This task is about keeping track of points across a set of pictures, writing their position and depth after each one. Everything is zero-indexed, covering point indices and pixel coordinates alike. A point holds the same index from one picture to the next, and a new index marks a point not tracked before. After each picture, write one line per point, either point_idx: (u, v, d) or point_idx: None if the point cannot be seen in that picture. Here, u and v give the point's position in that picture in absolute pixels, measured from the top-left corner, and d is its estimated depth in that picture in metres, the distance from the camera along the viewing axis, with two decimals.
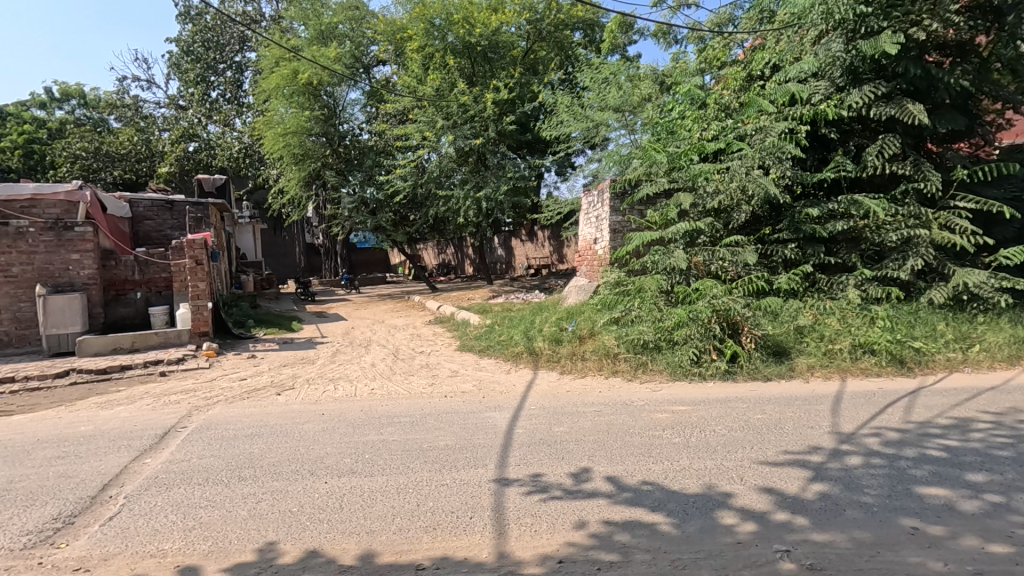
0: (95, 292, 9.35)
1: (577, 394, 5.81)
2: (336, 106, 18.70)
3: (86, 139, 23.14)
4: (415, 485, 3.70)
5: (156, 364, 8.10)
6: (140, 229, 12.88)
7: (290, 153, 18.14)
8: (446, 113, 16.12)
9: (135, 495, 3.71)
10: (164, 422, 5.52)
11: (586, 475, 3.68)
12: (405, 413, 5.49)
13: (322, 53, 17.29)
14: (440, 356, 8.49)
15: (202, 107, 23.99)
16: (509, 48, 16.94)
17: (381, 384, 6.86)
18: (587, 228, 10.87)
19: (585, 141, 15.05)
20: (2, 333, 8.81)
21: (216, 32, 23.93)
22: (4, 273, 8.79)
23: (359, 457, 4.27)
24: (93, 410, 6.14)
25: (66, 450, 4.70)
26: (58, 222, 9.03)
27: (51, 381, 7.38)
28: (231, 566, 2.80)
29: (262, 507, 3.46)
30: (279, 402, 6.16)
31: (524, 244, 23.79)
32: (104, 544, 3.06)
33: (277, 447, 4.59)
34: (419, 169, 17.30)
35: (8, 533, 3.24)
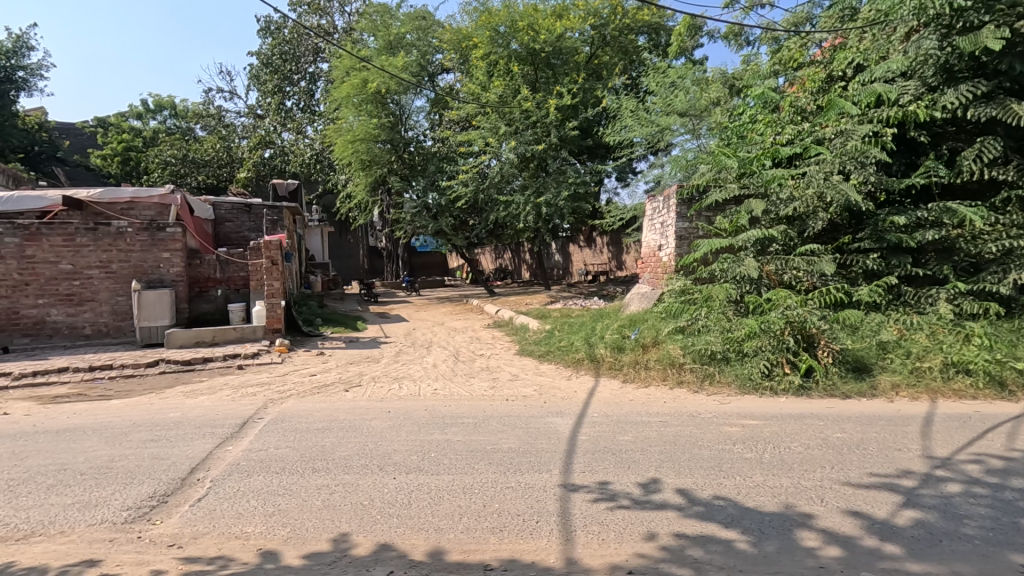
0: (182, 288, 10.05)
1: (640, 404, 5.71)
2: (402, 114, 19.35)
3: (175, 147, 24.98)
4: (482, 485, 3.74)
5: (235, 358, 8.59)
6: (221, 231, 13.75)
7: (358, 160, 18.86)
8: (508, 120, 16.26)
9: (220, 480, 3.94)
10: (243, 412, 5.84)
11: (654, 486, 3.60)
12: (468, 414, 5.56)
13: (391, 62, 17.85)
14: (499, 359, 8.56)
15: (278, 116, 25.42)
16: (572, 53, 16.94)
17: (444, 385, 6.99)
18: (651, 235, 10.69)
19: (648, 146, 14.84)
20: (102, 324, 9.59)
21: (293, 45, 25.17)
22: (105, 269, 9.56)
23: (425, 455, 4.36)
24: (180, 398, 6.58)
25: (158, 434, 5.05)
26: (152, 223, 9.75)
27: (143, 370, 7.99)
28: (308, 554, 2.91)
29: (335, 498, 3.60)
30: (347, 399, 6.39)
31: (581, 250, 23.69)
32: (194, 524, 3.27)
33: (347, 442, 4.75)
34: (480, 175, 17.61)
35: (112, 507, 3.53)
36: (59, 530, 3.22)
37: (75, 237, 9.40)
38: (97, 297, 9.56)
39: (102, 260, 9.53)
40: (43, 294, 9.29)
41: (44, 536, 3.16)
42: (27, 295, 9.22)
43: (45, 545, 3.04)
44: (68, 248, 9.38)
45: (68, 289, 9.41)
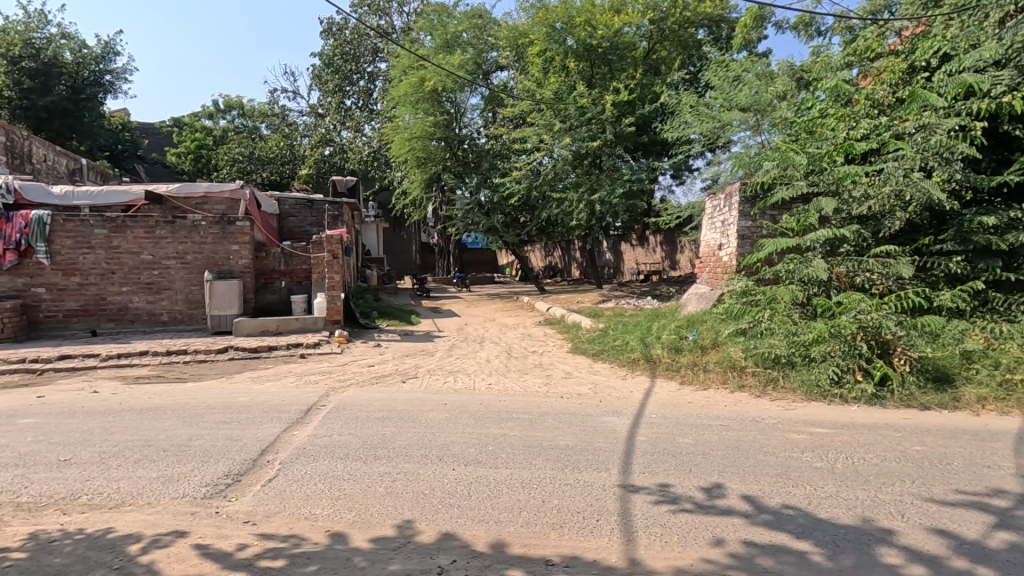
0: (249, 279, 10.55)
1: (699, 406, 5.56)
2: (457, 112, 19.56)
3: (243, 145, 26.22)
4: (540, 481, 3.74)
5: (297, 347, 8.95)
6: (285, 225, 14.33)
7: (414, 157, 19.27)
8: (564, 116, 16.22)
9: (288, 462, 4.12)
10: (307, 399, 6.09)
11: (719, 491, 3.49)
12: (523, 410, 5.57)
13: (447, 61, 18.10)
14: (553, 357, 8.55)
15: (337, 115, 26.25)
16: (630, 49, 16.63)
17: (498, 380, 7.04)
18: (710, 233, 10.39)
19: (707, 143, 14.43)
20: (177, 312, 10.20)
21: (353, 45, 25.88)
22: (181, 260, 10.16)
23: (483, 448, 4.40)
24: (248, 384, 6.92)
25: (230, 417, 5.32)
26: (223, 217, 10.28)
27: (214, 356, 8.44)
28: (374, 538, 3.00)
29: (397, 486, 3.69)
30: (405, 390, 6.54)
31: (633, 248, 23.31)
32: (266, 503, 3.43)
33: (406, 431, 4.86)
34: (533, 172, 17.60)
35: (192, 483, 3.74)
36: (146, 501, 3.45)
37: (155, 230, 10.02)
38: (173, 286, 10.17)
39: (178, 251, 10.13)
40: (126, 282, 9.96)
41: (135, 506, 3.39)
42: (112, 283, 9.89)
43: (135, 514, 3.27)
44: (149, 240, 10.01)
45: (148, 278, 10.04)
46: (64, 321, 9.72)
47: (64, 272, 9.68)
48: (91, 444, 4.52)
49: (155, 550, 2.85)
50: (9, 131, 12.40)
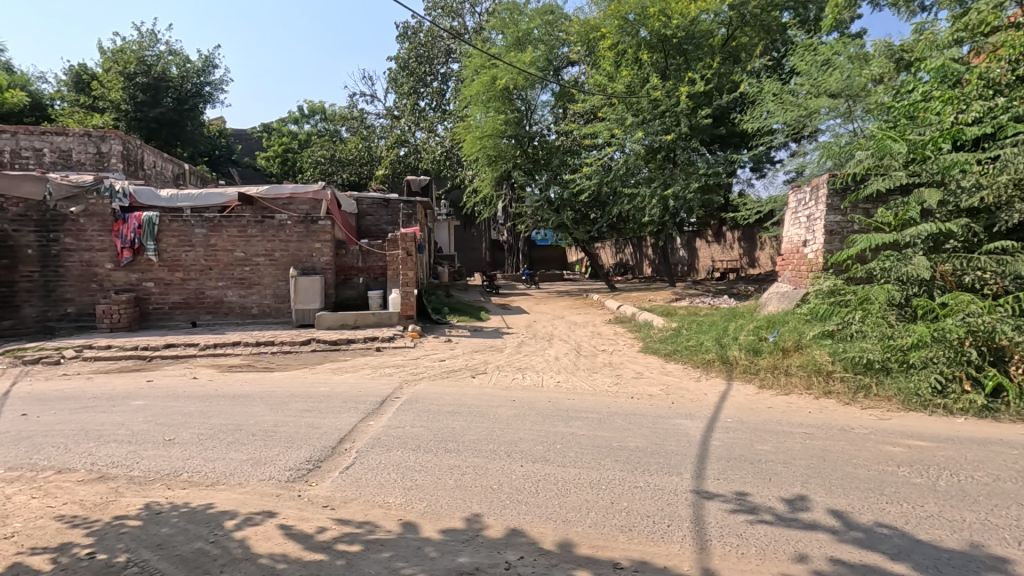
0: (330, 275, 11.13)
1: (780, 412, 5.26)
2: (528, 109, 19.61)
3: (325, 148, 27.60)
4: (609, 482, 3.68)
5: (374, 340, 9.33)
6: (363, 224, 14.97)
7: (485, 155, 19.58)
8: (636, 110, 15.82)
9: (364, 451, 4.30)
10: (382, 391, 6.32)
11: (802, 504, 3.29)
12: (592, 409, 5.51)
13: (519, 58, 18.27)
14: (622, 356, 8.39)
15: (412, 116, 27.09)
16: (707, 37, 16.03)
17: (567, 378, 7.00)
18: (793, 229, 9.82)
19: (790, 133, 13.63)
20: (266, 306, 10.93)
21: (427, 48, 26.62)
22: (269, 257, 10.88)
23: (551, 446, 4.38)
24: (328, 375, 7.29)
25: (312, 406, 5.63)
26: (307, 217, 10.90)
27: (298, 347, 8.96)
28: (444, 529, 3.07)
29: (466, 479, 3.76)
30: (474, 385, 6.66)
31: (709, 245, 22.47)
32: (344, 489, 3.60)
33: (476, 426, 4.94)
34: (604, 168, 17.34)
35: (277, 467, 4.00)
36: (238, 482, 3.72)
37: (247, 229, 10.77)
38: (262, 282, 10.90)
39: (267, 249, 10.85)
40: (222, 278, 10.78)
41: (228, 485, 3.67)
42: (210, 279, 10.74)
43: (229, 493, 3.53)
44: (241, 239, 10.78)
45: (240, 274, 10.82)
46: (169, 313, 10.66)
47: (170, 268, 10.61)
48: (191, 426, 4.93)
49: (246, 527, 3.06)
50: (125, 140, 13.70)
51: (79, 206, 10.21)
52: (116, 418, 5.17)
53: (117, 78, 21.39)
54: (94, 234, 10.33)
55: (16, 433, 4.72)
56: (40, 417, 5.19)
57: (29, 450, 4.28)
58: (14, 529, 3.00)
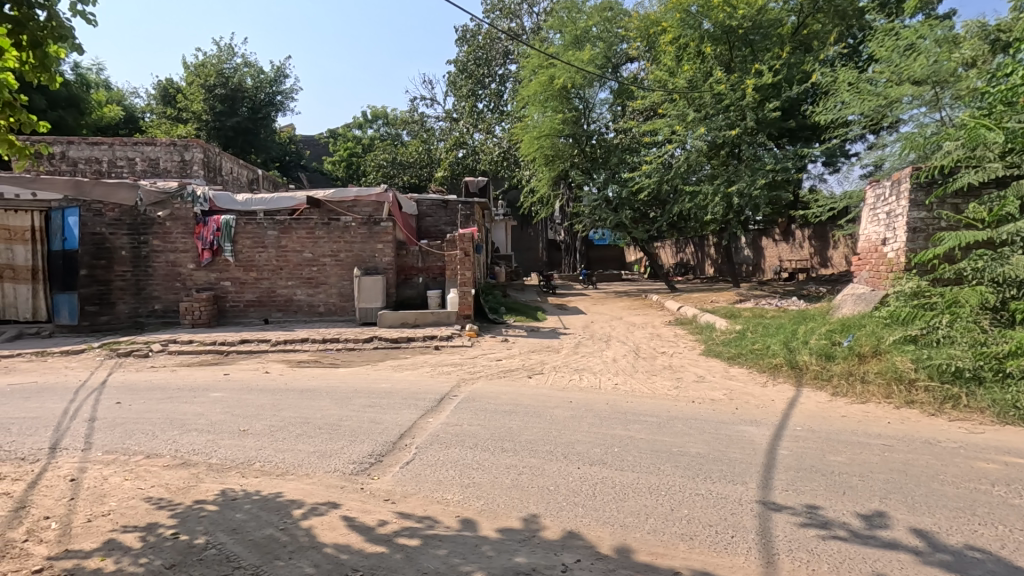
0: (391, 275, 11.46)
1: (854, 421, 4.95)
2: (586, 108, 19.45)
3: (387, 151, 28.45)
4: (669, 489, 3.58)
5: (432, 339, 9.52)
6: (423, 225, 15.32)
7: (543, 155, 19.56)
8: (698, 105, 15.35)
9: (423, 447, 4.39)
10: (440, 389, 6.44)
11: (882, 520, 3.07)
12: (651, 412, 5.38)
13: (577, 56, 18.21)
14: (683, 358, 8.14)
15: (471, 118, 27.46)
16: (776, 26, 15.31)
17: (625, 380, 6.87)
18: (871, 227, 9.20)
19: (868, 124, 12.82)
20: (331, 304, 11.39)
21: (486, 50, 26.90)
22: (335, 257, 11.34)
23: (608, 449, 4.31)
24: (389, 372, 7.50)
25: (374, 402, 5.81)
26: (369, 219, 11.28)
27: (361, 344, 9.27)
28: (501, 528, 3.08)
29: (523, 479, 3.76)
30: (531, 385, 6.65)
31: (776, 244, 21.45)
32: (404, 484, 3.69)
33: (532, 426, 4.94)
34: (664, 166, 16.94)
35: (342, 459, 4.16)
36: (305, 472, 3.90)
37: (314, 231, 11.28)
38: (328, 281, 11.37)
39: (333, 250, 11.32)
40: (291, 277, 11.33)
41: (296, 475, 3.85)
42: (280, 278, 11.31)
43: (297, 483, 3.71)
44: (309, 240, 11.29)
45: (308, 274, 11.34)
46: (244, 310, 11.31)
47: (245, 268, 11.25)
48: (263, 418, 5.21)
49: (313, 516, 3.20)
50: (205, 148, 14.66)
51: (166, 211, 11.01)
52: (197, 408, 5.55)
53: (199, 90, 22.97)
54: (178, 236, 11.11)
55: (112, 419, 5.15)
56: (132, 406, 5.64)
57: (123, 435, 4.66)
58: (110, 507, 3.28)
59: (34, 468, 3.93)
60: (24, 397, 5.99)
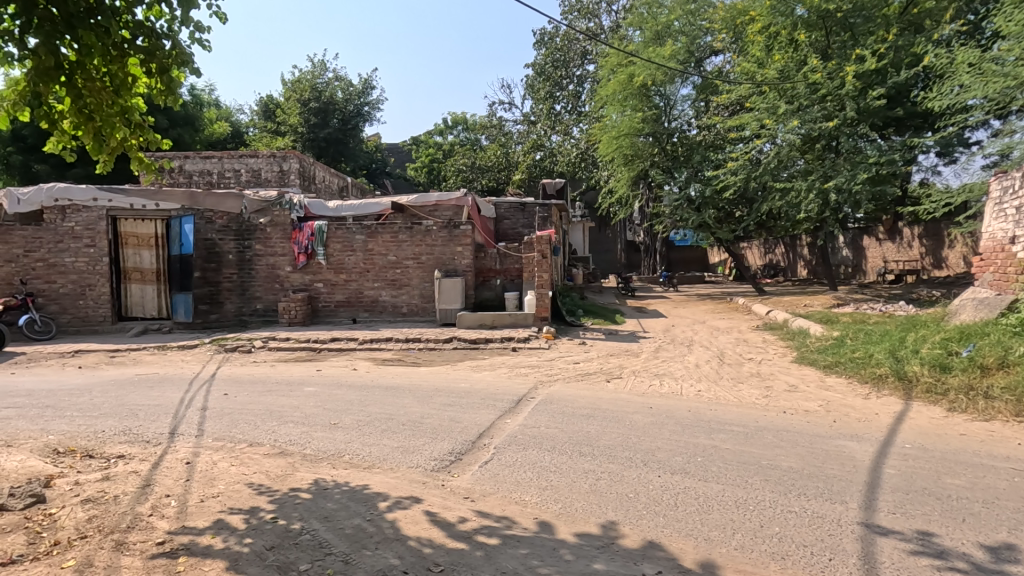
0: (470, 277, 11.72)
1: (975, 441, 4.44)
2: (667, 106, 18.91)
3: (466, 156, 29.12)
4: (758, 503, 3.39)
5: (510, 340, 9.62)
6: (501, 228, 15.52)
7: (621, 155, 19.20)
8: (790, 97, 14.51)
9: (502, 448, 4.45)
10: (518, 390, 6.49)
11: (1011, 555, 2.74)
12: (738, 422, 5.12)
13: (658, 52, 17.73)
14: (773, 366, 7.68)
15: (548, 121, 27.50)
16: (881, 6, 14.06)
17: (709, 387, 6.58)
18: (997, 224, 8.24)
19: (992, 109, 11.47)
20: (413, 305, 11.84)
21: (563, 52, 26.87)
22: (417, 260, 11.78)
23: (691, 458, 4.15)
24: (468, 372, 7.66)
25: (454, 401, 5.96)
26: (450, 223, 11.61)
27: (441, 345, 9.55)
28: (579, 533, 3.05)
29: (602, 485, 3.70)
30: (609, 389, 6.54)
31: (880, 243, 19.74)
32: (483, 483, 3.75)
33: (610, 432, 4.85)
34: (752, 162, 16.13)
35: (425, 456, 4.30)
36: (390, 467, 4.07)
37: (398, 235, 11.77)
38: (411, 283, 11.82)
39: (415, 253, 11.76)
40: (377, 279, 11.88)
41: (381, 469, 4.02)
42: (367, 280, 11.89)
43: (382, 476, 3.87)
44: (394, 244, 11.79)
45: (392, 276, 11.84)
46: (335, 310, 11.99)
47: (335, 270, 11.93)
48: (351, 413, 5.50)
49: (396, 510, 3.32)
50: (301, 159, 15.72)
51: (267, 218, 11.91)
52: (293, 401, 5.95)
53: (296, 105, 24.76)
54: (278, 241, 11.97)
55: (220, 409, 5.64)
56: (237, 397, 6.15)
57: (230, 424, 5.09)
58: (219, 490, 3.59)
59: (157, 450, 4.38)
60: (149, 386, 6.70)
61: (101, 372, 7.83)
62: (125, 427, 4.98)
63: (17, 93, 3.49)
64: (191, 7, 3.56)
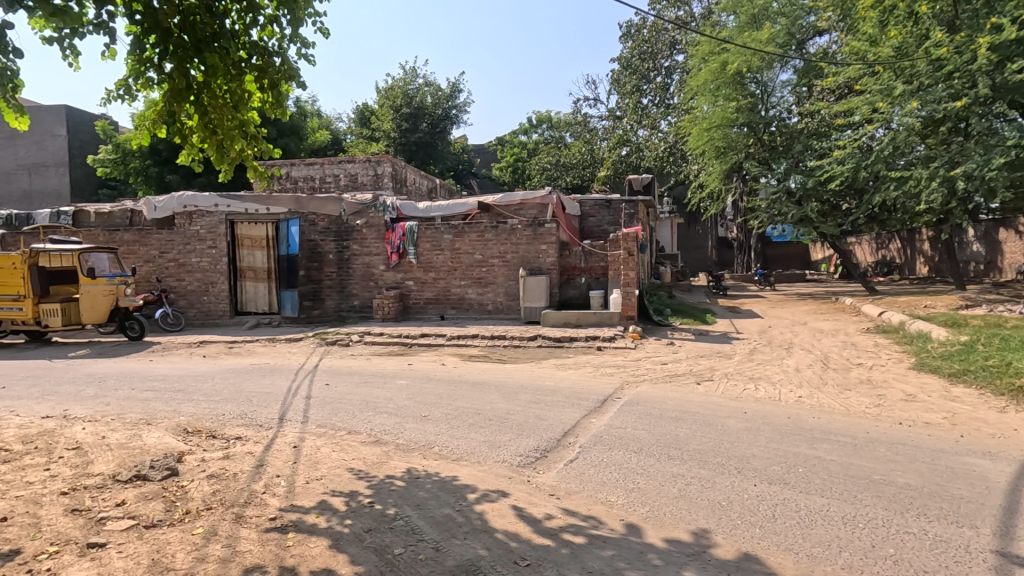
0: (555, 275, 11.75)
1: None
2: (764, 93, 18.03)
3: (550, 155, 29.10)
4: (868, 520, 3.12)
5: (594, 339, 9.53)
6: (586, 225, 15.36)
7: (713, 147, 18.36)
8: (909, 76, 13.20)
9: (587, 447, 4.41)
10: (603, 390, 6.41)
11: None
12: (845, 432, 4.73)
13: (754, 37, 16.85)
14: (887, 372, 7.01)
15: (635, 115, 26.82)
16: None
17: (811, 393, 6.14)
18: None
19: None
20: (499, 303, 12.06)
21: (651, 43, 26.14)
22: (502, 259, 11.98)
23: (791, 468, 3.89)
24: (553, 370, 7.68)
25: (539, 398, 6.00)
26: (535, 221, 11.70)
27: (525, 342, 9.63)
28: (669, 539, 2.97)
29: (692, 491, 3.57)
30: (699, 392, 6.29)
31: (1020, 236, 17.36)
32: (568, 481, 3.75)
33: (701, 436, 4.66)
34: (862, 149, 14.88)
35: (511, 451, 4.36)
36: (477, 460, 4.17)
37: (484, 234, 12.02)
38: (496, 281, 12.04)
39: (500, 252, 11.96)
40: (464, 278, 12.21)
41: (469, 462, 4.14)
42: (454, 279, 12.25)
43: (470, 469, 3.99)
44: (480, 243, 12.07)
45: (478, 274, 12.12)
46: (424, 307, 12.47)
47: (424, 269, 12.40)
48: (440, 406, 5.70)
49: (485, 502, 3.41)
50: (394, 163, 16.58)
51: (363, 220, 12.63)
52: (387, 393, 6.26)
53: (389, 111, 26.04)
54: (373, 242, 12.64)
55: (323, 398, 6.07)
56: (337, 388, 6.59)
57: (331, 413, 5.46)
58: (322, 473, 3.87)
59: (269, 434, 4.80)
60: (261, 376, 7.33)
61: (221, 361, 8.67)
62: (242, 412, 5.50)
63: (155, 113, 3.97)
64: (299, 26, 3.88)
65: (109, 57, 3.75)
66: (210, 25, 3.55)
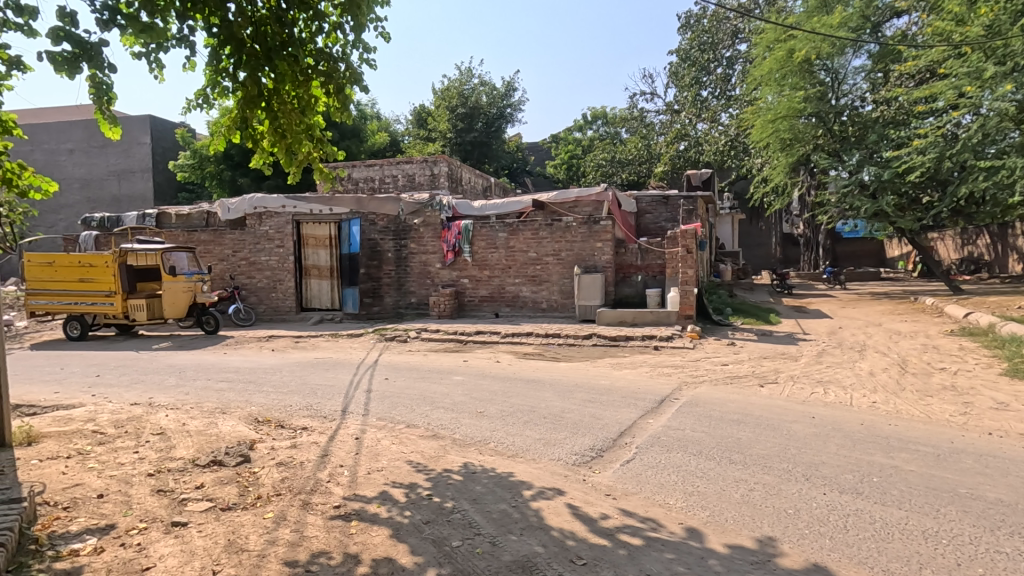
0: (610, 273, 11.61)
1: None
2: (835, 81, 17.11)
3: (606, 151, 28.67)
4: (954, 537, 2.90)
5: (651, 339, 9.34)
6: (642, 222, 15.06)
7: (778, 140, 17.58)
8: (1002, 56, 11.92)
9: (644, 448, 4.33)
10: (660, 390, 6.28)
11: None
12: (925, 441, 4.41)
13: (825, 22, 16.12)
14: (973, 378, 6.49)
15: (693, 108, 26.01)
16: None
17: (886, 399, 5.77)
18: None
19: None
20: (553, 301, 12.05)
21: (711, 33, 25.30)
22: (557, 257, 11.94)
23: (864, 477, 3.67)
24: (609, 369, 7.58)
25: (593, 397, 5.95)
26: (590, 218, 11.58)
27: (580, 340, 9.57)
28: (732, 545, 2.87)
29: (755, 497, 3.43)
30: (763, 394, 6.04)
31: None
32: (624, 482, 3.69)
33: (765, 440, 4.48)
34: (946, 138, 13.87)
35: (566, 450, 4.34)
36: (532, 457, 4.18)
37: (539, 232, 12.02)
38: (551, 279, 12.03)
39: (555, 250, 11.93)
40: (518, 275, 12.26)
41: (524, 459, 4.16)
42: (509, 276, 12.32)
43: (526, 466, 4.00)
44: (535, 241, 12.08)
45: (533, 272, 12.15)
46: (479, 304, 12.62)
47: (479, 267, 12.54)
48: (495, 403, 5.75)
49: (540, 499, 3.41)
50: (450, 163, 16.87)
51: (421, 219, 12.88)
52: (443, 389, 6.38)
53: (445, 112, 26.47)
54: (429, 240, 12.91)
55: (382, 392, 6.27)
56: (396, 382, 6.78)
57: (390, 406, 5.63)
58: (382, 464, 3.99)
59: (333, 425, 5.00)
60: (325, 369, 7.64)
61: (288, 355, 9.11)
62: (308, 403, 5.76)
63: (229, 121, 4.20)
64: (361, 30, 3.99)
65: (189, 69, 3.99)
66: (279, 35, 3.71)
